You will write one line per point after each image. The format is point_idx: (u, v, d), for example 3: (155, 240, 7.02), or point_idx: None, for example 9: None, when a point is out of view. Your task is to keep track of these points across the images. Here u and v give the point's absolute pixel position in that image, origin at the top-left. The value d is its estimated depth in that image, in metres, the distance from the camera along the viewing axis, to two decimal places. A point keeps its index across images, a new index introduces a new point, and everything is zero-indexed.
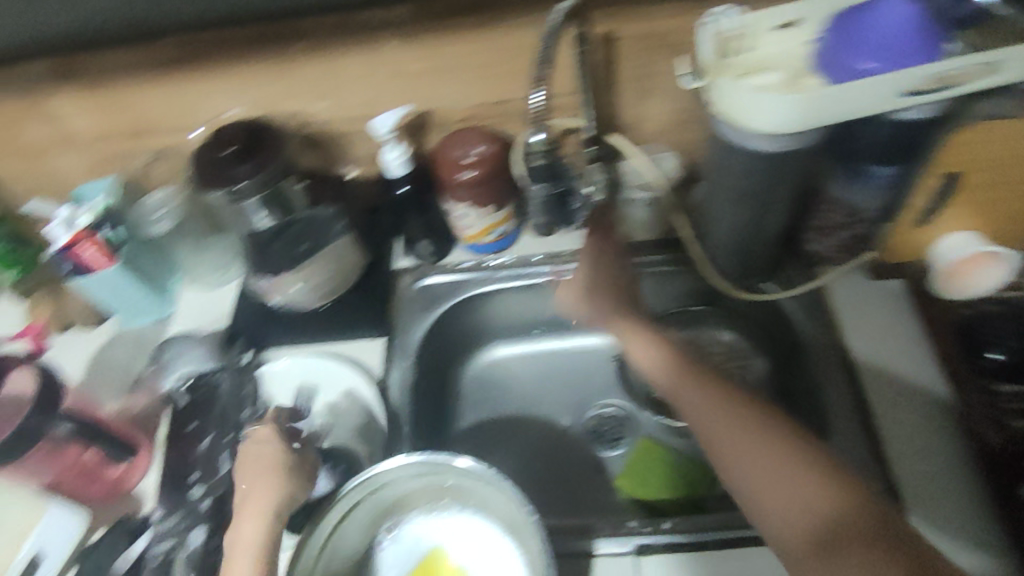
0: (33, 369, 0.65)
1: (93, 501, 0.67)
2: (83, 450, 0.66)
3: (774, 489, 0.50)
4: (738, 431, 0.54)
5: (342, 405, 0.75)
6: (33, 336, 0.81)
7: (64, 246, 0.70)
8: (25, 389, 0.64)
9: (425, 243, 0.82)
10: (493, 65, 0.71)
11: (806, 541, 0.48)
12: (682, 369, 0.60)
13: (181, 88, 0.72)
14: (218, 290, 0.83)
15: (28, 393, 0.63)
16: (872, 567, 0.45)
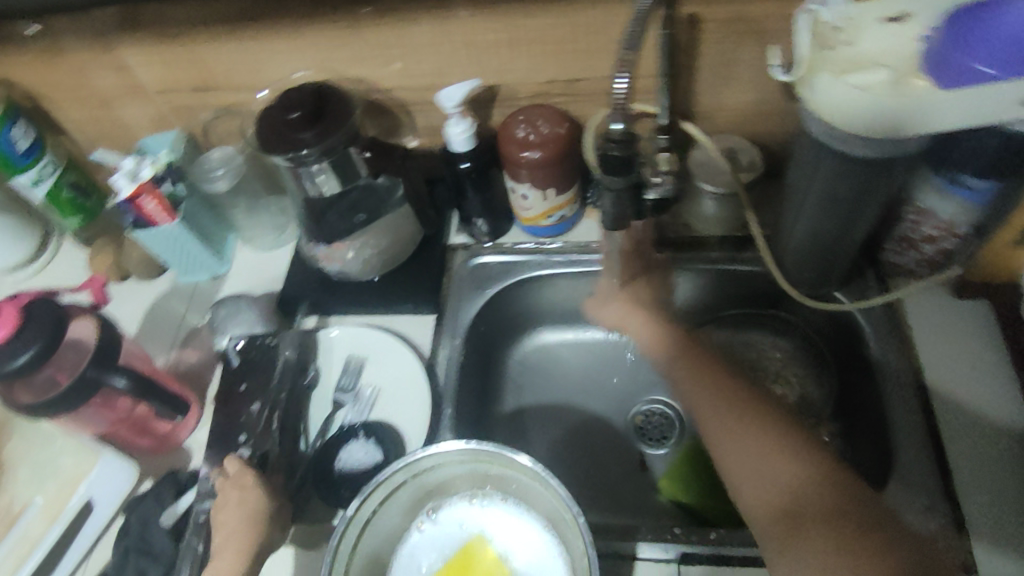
0: (92, 319, 0.64)
1: (144, 451, 0.71)
2: (136, 405, 0.68)
3: (749, 464, 0.56)
4: (736, 421, 0.58)
5: (386, 379, 0.74)
6: (95, 288, 0.83)
7: (127, 198, 0.72)
8: (84, 338, 0.62)
9: (482, 222, 0.79)
10: (566, 41, 0.67)
11: (773, 512, 0.53)
12: (687, 359, 0.66)
13: (248, 46, 0.71)
14: (272, 252, 0.85)
15: (88, 343, 0.62)
16: (823, 534, 0.50)
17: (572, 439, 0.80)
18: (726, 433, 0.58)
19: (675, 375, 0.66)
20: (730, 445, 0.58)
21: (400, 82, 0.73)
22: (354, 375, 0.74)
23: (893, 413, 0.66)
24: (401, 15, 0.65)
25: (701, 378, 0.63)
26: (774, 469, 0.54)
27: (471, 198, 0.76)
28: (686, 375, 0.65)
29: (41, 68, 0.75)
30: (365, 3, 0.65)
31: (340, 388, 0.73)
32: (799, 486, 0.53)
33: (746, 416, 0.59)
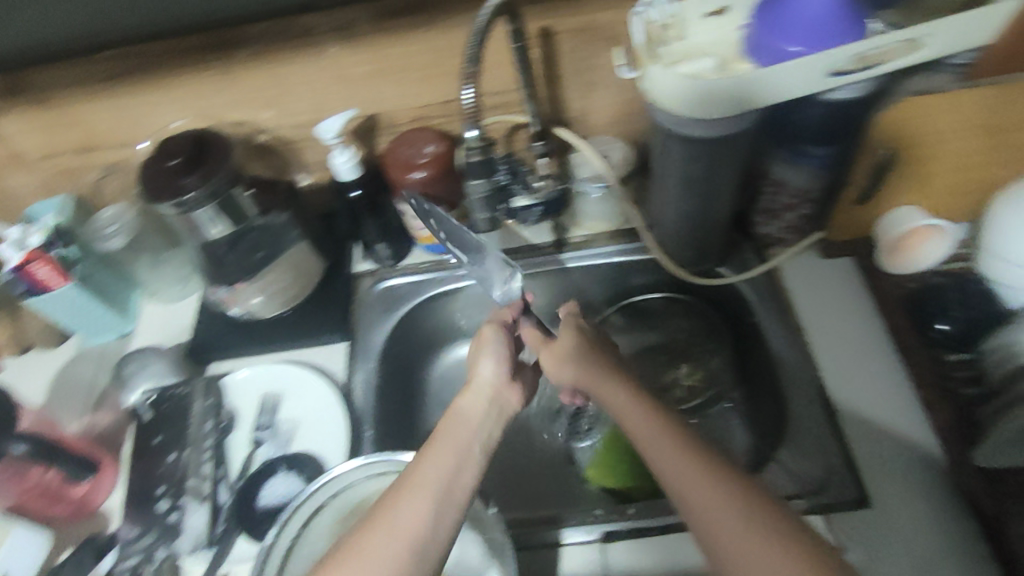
0: None
1: (62, 519, 0.68)
2: (45, 471, 0.67)
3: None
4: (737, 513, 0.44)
5: (304, 412, 0.74)
6: None
7: (16, 266, 0.70)
8: None
9: (383, 246, 0.81)
10: (434, 65, 0.70)
11: None
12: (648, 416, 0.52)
13: (124, 103, 0.72)
14: (178, 303, 0.84)
15: None
16: None
17: (499, 444, 0.82)
18: (697, 499, 0.46)
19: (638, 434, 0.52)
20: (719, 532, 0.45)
21: (282, 120, 0.75)
22: (271, 412, 0.74)
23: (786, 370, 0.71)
24: (271, 55, 0.68)
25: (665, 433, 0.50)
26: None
27: (367, 224, 0.79)
28: (633, 418, 0.54)
29: None
30: (234, 47, 0.67)
31: (258, 425, 0.74)
32: None
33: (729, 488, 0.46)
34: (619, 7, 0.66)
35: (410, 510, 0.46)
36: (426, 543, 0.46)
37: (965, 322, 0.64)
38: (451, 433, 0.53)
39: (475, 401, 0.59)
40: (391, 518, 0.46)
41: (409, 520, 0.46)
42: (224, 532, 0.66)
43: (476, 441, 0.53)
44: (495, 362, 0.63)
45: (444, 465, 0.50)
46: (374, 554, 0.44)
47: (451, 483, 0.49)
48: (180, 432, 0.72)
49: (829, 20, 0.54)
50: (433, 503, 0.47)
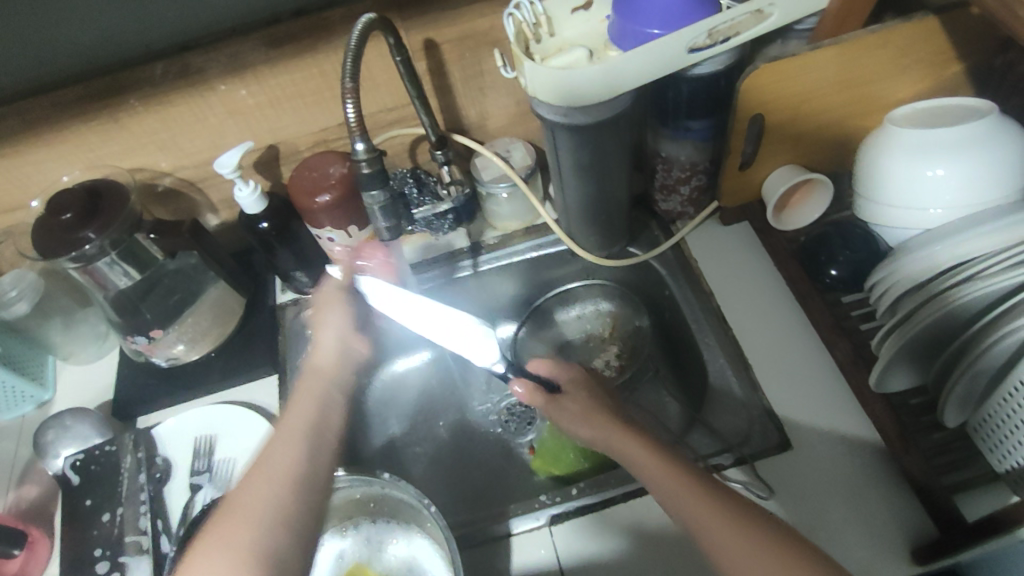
0: None
1: None
2: None
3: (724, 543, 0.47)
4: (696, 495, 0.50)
5: (241, 449, 0.73)
6: None
7: None
8: None
9: (301, 275, 0.82)
10: (324, 89, 0.72)
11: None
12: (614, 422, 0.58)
13: (7, 163, 0.70)
14: (97, 362, 0.82)
15: None
16: None
17: (445, 452, 0.83)
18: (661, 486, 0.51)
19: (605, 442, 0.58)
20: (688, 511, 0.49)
21: (179, 161, 0.75)
22: (206, 456, 0.73)
23: (702, 334, 0.74)
24: (156, 97, 0.68)
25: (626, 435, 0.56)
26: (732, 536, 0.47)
27: (281, 254, 0.78)
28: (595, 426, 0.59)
29: None
30: (118, 94, 0.67)
31: (194, 471, 0.72)
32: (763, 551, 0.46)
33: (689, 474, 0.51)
34: (494, 12, 0.69)
35: (285, 429, 0.55)
36: (310, 438, 0.54)
37: (851, 264, 0.68)
38: (315, 387, 0.60)
39: (328, 358, 0.64)
40: (265, 462, 0.51)
41: (282, 457, 0.52)
42: None
43: (327, 386, 0.61)
44: (337, 324, 0.67)
45: (306, 410, 0.57)
46: (279, 453, 0.52)
47: (314, 428, 0.55)
48: (111, 489, 0.69)
49: (680, 3, 0.58)
50: (305, 445, 0.54)
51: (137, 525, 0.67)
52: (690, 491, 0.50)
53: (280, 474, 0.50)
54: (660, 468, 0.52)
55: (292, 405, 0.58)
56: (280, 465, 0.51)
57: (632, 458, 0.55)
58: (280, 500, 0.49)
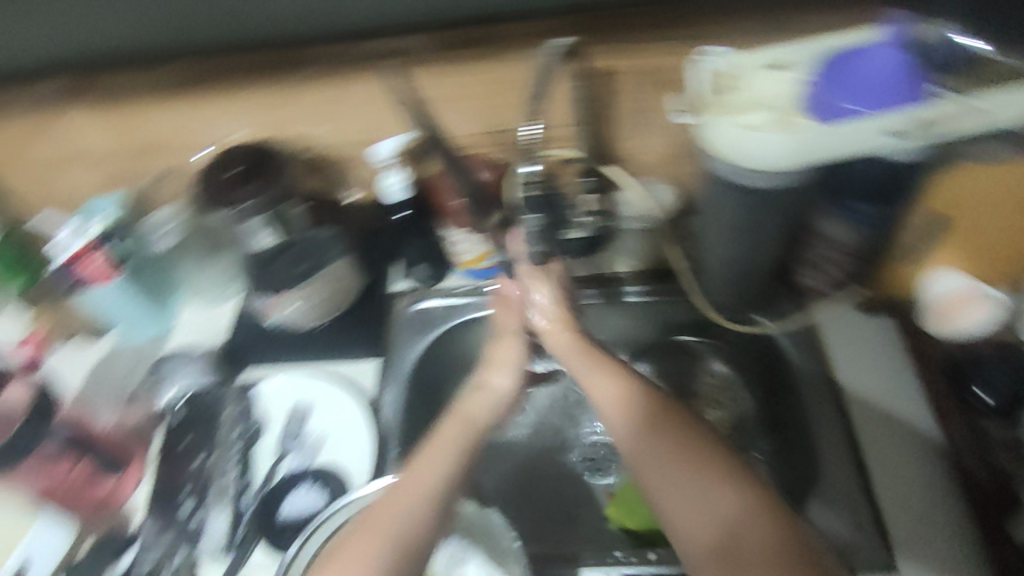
0: None
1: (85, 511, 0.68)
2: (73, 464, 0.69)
3: (697, 513, 0.54)
4: (710, 485, 0.55)
5: (333, 425, 0.73)
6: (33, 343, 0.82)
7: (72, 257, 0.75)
8: None
9: (422, 267, 0.83)
10: (490, 96, 0.72)
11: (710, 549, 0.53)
12: (642, 415, 0.60)
13: (188, 109, 0.74)
14: (216, 309, 0.85)
15: None
16: None
17: (519, 472, 0.81)
18: (666, 476, 0.56)
19: (629, 451, 0.59)
20: (682, 503, 0.55)
21: (336, 135, 0.77)
22: (299, 424, 0.74)
23: (814, 422, 0.70)
24: (334, 74, 0.70)
25: (664, 427, 0.58)
26: (716, 500, 0.54)
27: None
28: (651, 449, 0.58)
29: None
30: (301, 65, 0.69)
31: (285, 436, 0.73)
32: (740, 524, 0.53)
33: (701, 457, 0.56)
34: (680, 52, 0.67)
35: (416, 480, 0.56)
36: (439, 497, 0.56)
37: (1010, 395, 0.62)
38: (453, 435, 0.60)
39: (480, 404, 0.64)
40: (406, 482, 0.56)
41: (417, 478, 0.56)
42: (244, 538, 0.66)
43: (465, 437, 0.60)
44: (507, 369, 0.68)
45: (437, 467, 0.57)
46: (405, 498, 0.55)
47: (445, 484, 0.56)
48: (208, 433, 0.73)
49: (888, 82, 0.56)
50: (445, 474, 0.57)
51: (229, 471, 0.70)
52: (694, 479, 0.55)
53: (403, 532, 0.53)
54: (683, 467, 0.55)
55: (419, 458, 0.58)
56: (406, 522, 0.54)
57: (641, 449, 0.58)
58: (416, 529, 0.54)
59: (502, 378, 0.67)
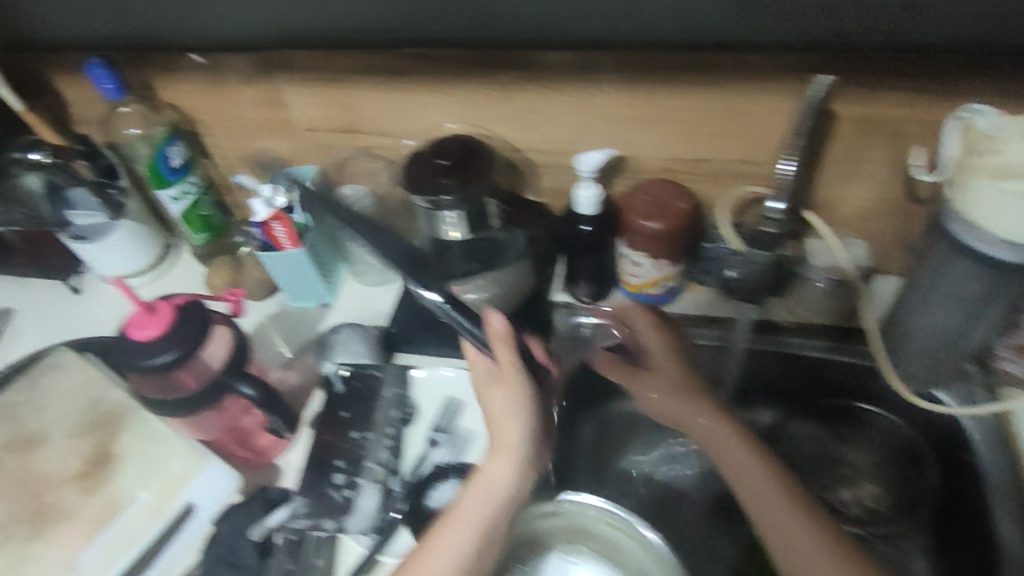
0: (226, 337, 0.63)
1: (242, 462, 0.73)
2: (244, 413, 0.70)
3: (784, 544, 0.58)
4: (789, 520, 0.58)
5: (485, 426, 0.73)
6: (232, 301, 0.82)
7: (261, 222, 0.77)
8: (213, 358, 0.62)
9: (587, 283, 0.81)
10: (701, 124, 0.70)
11: None
12: (730, 439, 0.65)
13: (400, 96, 0.76)
14: (380, 290, 0.88)
15: (215, 365, 0.61)
16: None
17: (649, 506, 0.80)
18: (757, 503, 0.61)
19: (723, 458, 0.65)
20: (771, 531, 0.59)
21: (534, 142, 0.77)
22: (452, 417, 0.74)
23: (1004, 531, 0.63)
24: (554, 82, 0.70)
25: (747, 453, 0.63)
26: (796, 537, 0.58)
27: (583, 260, 0.79)
28: (733, 460, 0.64)
29: (207, 93, 0.82)
30: (521, 68, 0.70)
31: (437, 426, 0.73)
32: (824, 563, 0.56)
33: (785, 491, 0.60)
34: (922, 105, 0.63)
35: (425, 570, 0.57)
36: None
37: None
38: (453, 528, 0.59)
39: (495, 471, 0.62)
40: (419, 569, 0.57)
41: (430, 566, 0.57)
42: (390, 523, 0.66)
43: (477, 524, 0.59)
44: (512, 405, 0.62)
45: (449, 551, 0.58)
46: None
47: (461, 567, 0.58)
48: (367, 411, 0.73)
49: None
50: (459, 564, 0.57)
51: (383, 450, 0.70)
52: (785, 513, 0.59)
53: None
54: (774, 496, 0.60)
55: (425, 550, 0.58)
56: None
57: (730, 468, 0.63)
58: None
59: (513, 427, 0.62)
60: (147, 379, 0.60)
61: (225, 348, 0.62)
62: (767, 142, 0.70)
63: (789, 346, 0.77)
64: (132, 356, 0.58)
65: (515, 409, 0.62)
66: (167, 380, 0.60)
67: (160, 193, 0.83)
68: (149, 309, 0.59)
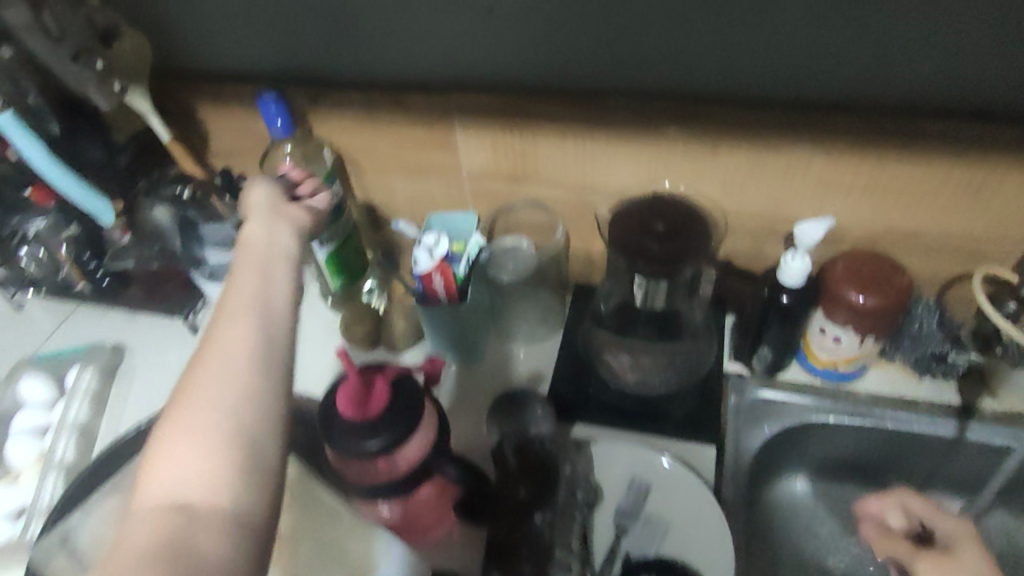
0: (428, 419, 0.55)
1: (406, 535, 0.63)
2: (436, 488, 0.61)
3: None
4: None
5: (678, 513, 0.66)
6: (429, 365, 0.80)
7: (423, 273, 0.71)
8: (416, 447, 0.54)
9: (770, 355, 0.75)
10: (930, 196, 0.64)
11: None
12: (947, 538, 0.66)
13: (588, 147, 0.71)
14: (532, 348, 0.83)
15: (415, 456, 0.54)
16: None
17: None
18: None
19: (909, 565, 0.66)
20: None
21: (730, 204, 0.72)
22: (639, 501, 0.67)
23: None
24: (771, 142, 0.65)
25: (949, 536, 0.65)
26: None
27: (773, 330, 0.73)
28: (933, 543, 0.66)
29: (368, 133, 0.77)
30: (739, 125, 0.64)
31: (622, 510, 0.67)
32: None
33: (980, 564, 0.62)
34: None
35: (221, 356, 0.42)
36: (240, 390, 0.41)
37: None
38: (234, 303, 0.45)
39: (272, 246, 0.52)
40: (210, 355, 0.42)
41: (232, 347, 0.43)
42: None
43: (270, 315, 0.46)
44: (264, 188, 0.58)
45: (242, 328, 0.44)
46: (233, 340, 0.43)
47: (258, 342, 0.44)
48: (550, 487, 0.65)
49: None
50: (254, 329, 0.44)
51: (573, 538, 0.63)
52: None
53: (263, 401, 0.41)
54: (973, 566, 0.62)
55: (204, 348, 0.43)
56: (230, 412, 0.40)
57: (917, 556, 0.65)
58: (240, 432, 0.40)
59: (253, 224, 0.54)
60: (352, 465, 0.54)
61: (427, 436, 0.55)
62: (1004, 219, 0.64)
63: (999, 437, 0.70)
64: (343, 439, 0.52)
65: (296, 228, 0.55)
66: (376, 470, 0.54)
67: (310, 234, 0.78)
68: (361, 390, 0.53)
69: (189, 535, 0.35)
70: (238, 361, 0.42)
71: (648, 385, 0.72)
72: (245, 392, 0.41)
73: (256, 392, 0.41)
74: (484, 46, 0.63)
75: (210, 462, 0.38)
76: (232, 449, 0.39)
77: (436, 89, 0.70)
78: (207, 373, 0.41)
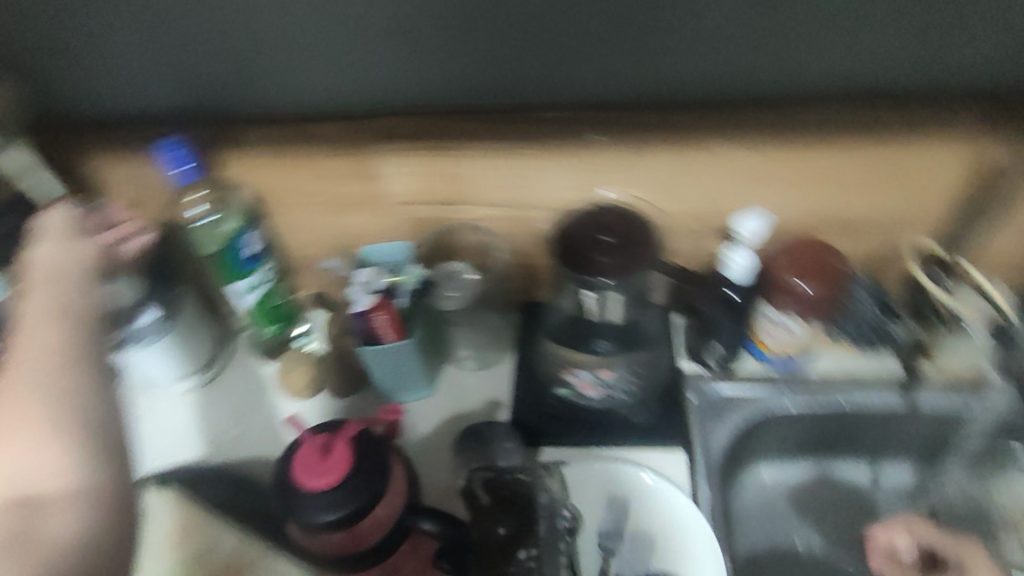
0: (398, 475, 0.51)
1: None
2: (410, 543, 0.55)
3: None
4: None
5: (660, 526, 0.65)
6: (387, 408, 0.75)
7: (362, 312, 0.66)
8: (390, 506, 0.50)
9: (722, 352, 0.75)
10: (855, 178, 0.66)
11: None
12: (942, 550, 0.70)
13: (517, 164, 0.68)
14: (483, 374, 0.79)
15: (388, 517, 0.50)
16: None
17: None
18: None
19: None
20: None
21: (670, 206, 0.71)
22: (621, 518, 0.65)
23: None
24: (703, 144, 0.64)
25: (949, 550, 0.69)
26: None
27: (725, 326, 0.73)
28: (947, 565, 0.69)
29: (280, 171, 0.71)
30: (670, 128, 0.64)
31: (605, 531, 0.65)
32: None
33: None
34: None
35: (25, 346, 0.49)
36: (55, 387, 0.47)
37: None
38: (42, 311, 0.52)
39: (59, 260, 0.58)
40: (21, 354, 0.49)
41: (42, 342, 0.50)
42: None
43: (49, 300, 0.54)
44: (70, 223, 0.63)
45: (38, 333, 0.50)
46: (37, 345, 0.50)
47: (67, 347, 0.50)
48: (529, 523, 0.62)
49: None
50: (67, 328, 0.52)
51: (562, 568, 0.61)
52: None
53: (62, 402, 0.46)
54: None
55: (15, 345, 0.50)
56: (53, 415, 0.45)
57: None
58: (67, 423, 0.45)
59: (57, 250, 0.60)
60: (324, 539, 0.48)
61: (398, 492, 0.51)
62: (922, 193, 0.67)
63: (946, 402, 0.73)
64: (307, 513, 0.47)
65: (64, 249, 0.60)
66: (351, 541, 0.49)
67: (232, 285, 0.73)
68: (319, 454, 0.48)
69: (36, 525, 0.40)
70: (37, 367, 0.48)
71: (610, 398, 0.71)
72: (62, 390, 0.47)
73: (65, 389, 0.47)
74: (401, 63, 0.60)
75: (32, 447, 0.43)
76: (48, 433, 0.44)
77: (358, 113, 0.66)
78: (15, 362, 0.48)
